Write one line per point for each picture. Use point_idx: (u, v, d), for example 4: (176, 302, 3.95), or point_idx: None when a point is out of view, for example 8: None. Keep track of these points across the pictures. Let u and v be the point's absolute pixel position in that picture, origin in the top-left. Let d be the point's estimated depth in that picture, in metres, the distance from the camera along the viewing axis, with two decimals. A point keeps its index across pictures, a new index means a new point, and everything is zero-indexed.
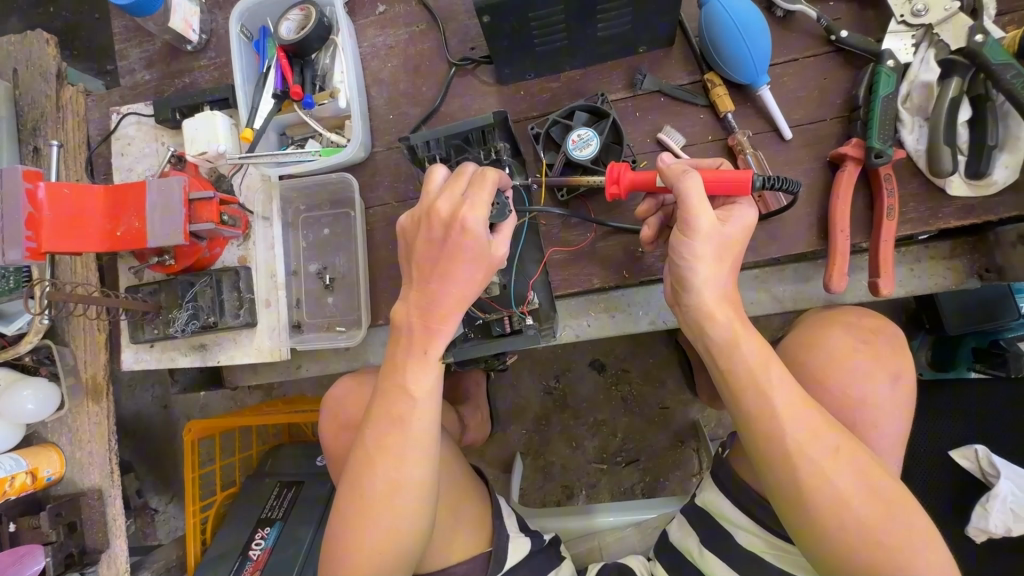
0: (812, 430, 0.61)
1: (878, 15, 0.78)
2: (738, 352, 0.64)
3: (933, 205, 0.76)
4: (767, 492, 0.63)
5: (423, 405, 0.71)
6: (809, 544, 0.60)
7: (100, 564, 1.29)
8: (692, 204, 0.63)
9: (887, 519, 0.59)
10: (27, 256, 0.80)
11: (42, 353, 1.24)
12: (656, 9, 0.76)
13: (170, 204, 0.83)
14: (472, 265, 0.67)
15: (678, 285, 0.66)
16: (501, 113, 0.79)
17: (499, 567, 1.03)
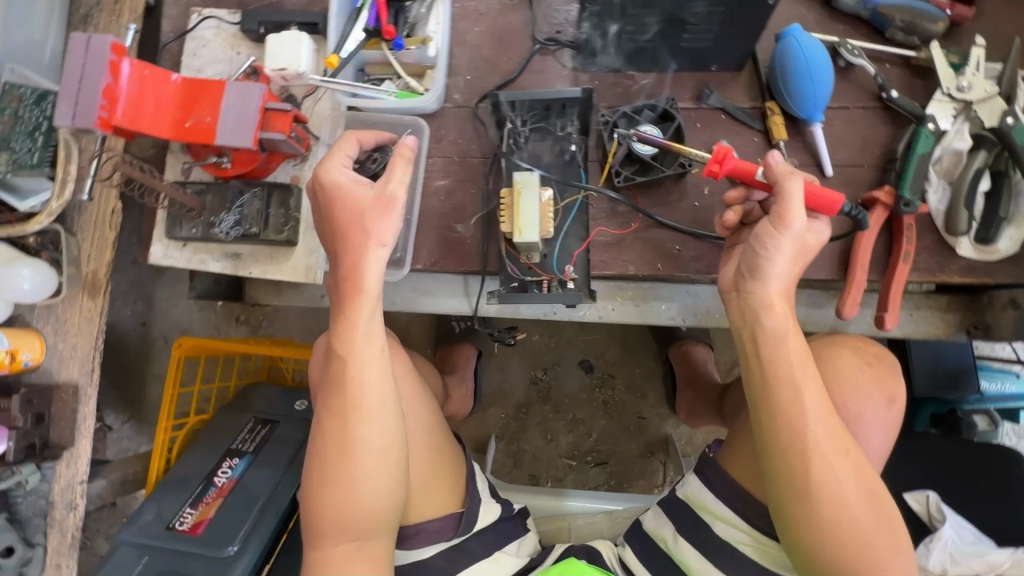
0: (830, 432, 0.70)
1: (925, 85, 0.87)
2: (784, 350, 0.73)
3: (943, 261, 0.84)
4: (772, 475, 0.72)
5: (361, 365, 0.84)
6: (805, 536, 0.70)
7: (59, 463, 1.17)
8: (792, 204, 0.73)
9: (872, 520, 0.70)
10: (97, 124, 0.78)
11: (48, 237, 1.15)
12: (740, 32, 0.83)
13: (248, 109, 0.85)
14: (355, 219, 0.83)
15: (752, 272, 0.76)
16: (587, 93, 0.87)
17: (471, 526, 1.01)
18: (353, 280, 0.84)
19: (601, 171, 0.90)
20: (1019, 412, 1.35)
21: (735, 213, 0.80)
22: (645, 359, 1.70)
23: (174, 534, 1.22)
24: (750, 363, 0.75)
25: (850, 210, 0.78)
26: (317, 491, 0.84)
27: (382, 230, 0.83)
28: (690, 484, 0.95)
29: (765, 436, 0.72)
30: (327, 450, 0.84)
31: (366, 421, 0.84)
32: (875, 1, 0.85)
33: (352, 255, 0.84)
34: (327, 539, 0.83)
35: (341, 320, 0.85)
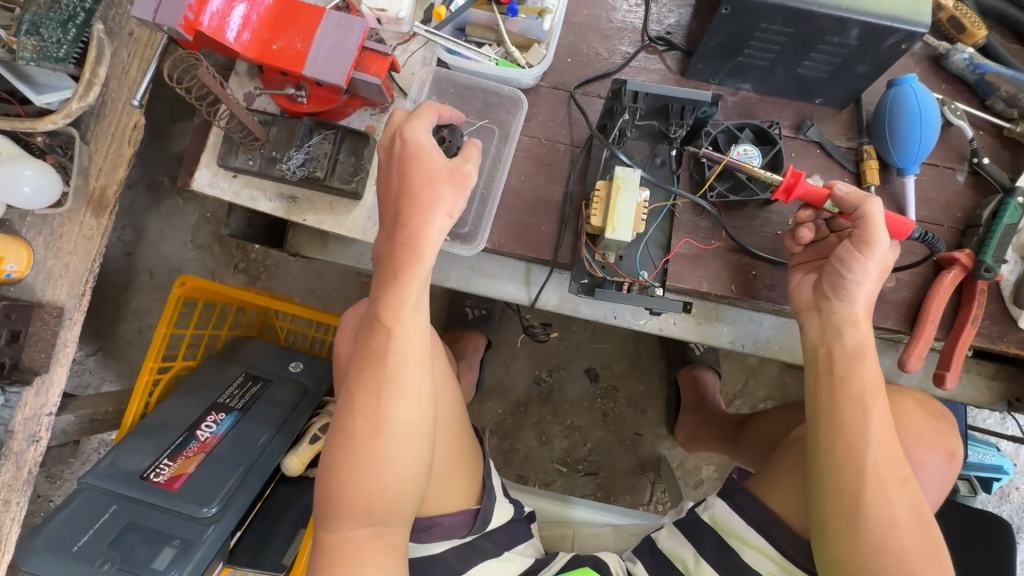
0: (890, 457, 0.71)
1: (1011, 159, 0.90)
2: (858, 369, 0.74)
3: (1003, 329, 0.86)
4: (830, 501, 0.71)
5: (407, 333, 0.73)
6: (852, 560, 0.69)
7: (29, 389, 0.99)
8: (876, 229, 0.73)
9: (924, 553, 0.69)
10: (180, 25, 0.72)
11: (58, 139, 0.99)
12: (859, 71, 0.83)
13: (345, 44, 0.78)
14: (426, 182, 0.72)
15: (836, 293, 0.77)
16: (718, 101, 0.79)
17: (484, 526, 0.97)
18: (413, 241, 0.72)
19: (690, 178, 0.89)
20: (996, 482, 1.42)
21: (810, 233, 0.81)
22: (651, 376, 1.69)
23: (150, 486, 1.04)
24: (822, 379, 0.76)
25: (921, 233, 0.81)
26: (334, 468, 0.73)
27: (450, 206, 0.72)
28: (715, 507, 0.93)
29: (822, 451, 0.72)
30: (352, 424, 0.73)
31: (403, 397, 0.73)
32: (985, 67, 0.87)
33: (415, 219, 0.71)
34: (340, 522, 0.73)
35: (391, 281, 0.73)
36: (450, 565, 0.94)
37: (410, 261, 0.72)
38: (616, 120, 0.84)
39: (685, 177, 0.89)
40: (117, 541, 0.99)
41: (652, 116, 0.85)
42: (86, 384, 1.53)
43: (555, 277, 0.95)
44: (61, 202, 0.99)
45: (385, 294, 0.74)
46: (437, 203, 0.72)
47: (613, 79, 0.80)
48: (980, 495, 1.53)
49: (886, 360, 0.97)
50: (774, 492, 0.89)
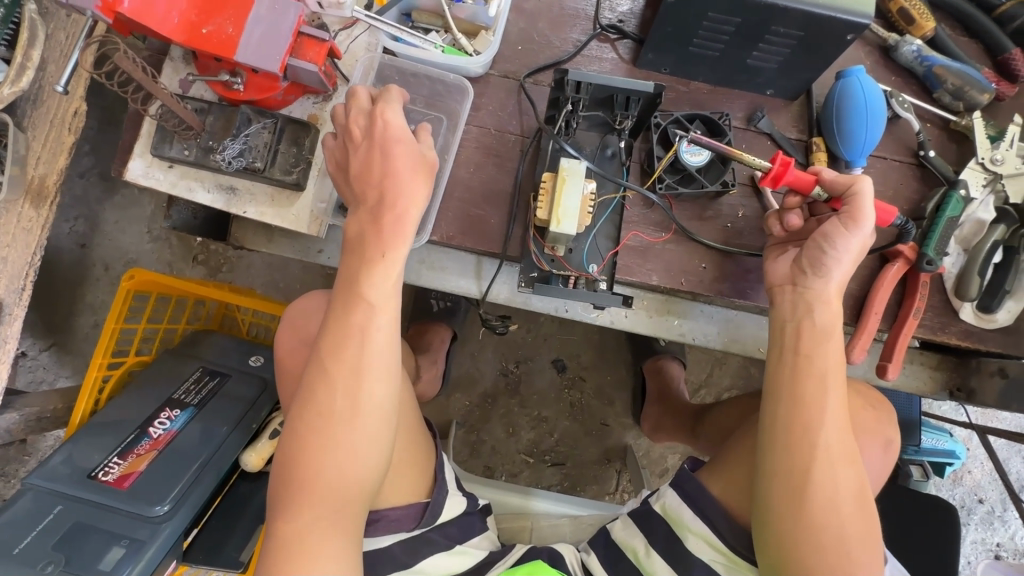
0: (842, 440, 0.70)
1: (957, 151, 0.90)
2: (823, 349, 0.72)
3: (944, 320, 0.87)
4: (779, 482, 0.69)
5: (384, 310, 0.72)
6: (791, 542, 0.68)
7: None
8: (865, 209, 0.72)
9: (862, 534, 0.69)
10: (97, 7, 0.68)
11: None
12: (807, 61, 0.82)
13: (278, 29, 0.75)
14: (410, 168, 0.73)
15: (813, 269, 0.75)
16: (660, 92, 0.79)
17: (433, 520, 0.95)
18: (392, 221, 0.71)
19: (640, 170, 0.88)
20: (948, 467, 1.46)
21: (797, 218, 0.79)
22: (618, 367, 1.69)
23: (95, 485, 1.00)
24: (785, 356, 0.74)
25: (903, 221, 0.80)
26: (299, 447, 0.69)
27: (421, 199, 0.74)
28: (667, 496, 0.93)
29: (777, 430, 0.71)
30: (320, 403, 0.69)
31: (379, 378, 0.71)
32: (932, 60, 0.87)
33: (396, 199, 0.72)
34: (298, 509, 0.67)
35: (371, 257, 0.72)
36: (397, 559, 0.91)
37: (390, 240, 0.72)
38: (560, 110, 0.85)
39: (635, 170, 0.88)
40: (62, 542, 0.94)
41: (598, 107, 0.85)
42: (40, 380, 1.47)
43: (505, 270, 0.93)
44: None
45: (364, 271, 0.72)
46: (405, 192, 0.73)
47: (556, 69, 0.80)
48: (933, 479, 1.58)
49: None
50: (722, 481, 0.89)
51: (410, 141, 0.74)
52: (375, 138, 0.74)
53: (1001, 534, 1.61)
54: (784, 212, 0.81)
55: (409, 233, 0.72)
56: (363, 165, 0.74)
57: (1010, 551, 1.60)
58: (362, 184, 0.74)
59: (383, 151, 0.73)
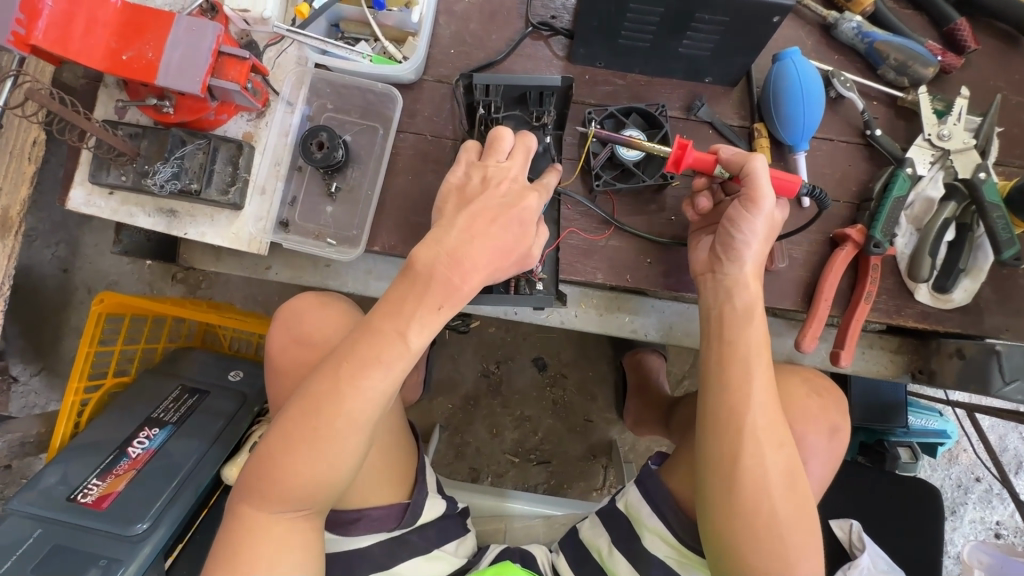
0: (770, 422, 0.70)
1: (906, 128, 0.88)
2: (745, 332, 0.73)
3: (900, 303, 0.85)
4: (710, 465, 0.70)
5: (414, 340, 0.67)
6: (722, 526, 0.69)
7: None
8: (760, 188, 0.73)
9: (794, 514, 0.69)
10: (10, 41, 0.69)
11: None
12: (740, 46, 0.80)
13: (197, 50, 0.75)
14: (496, 249, 0.68)
15: (726, 255, 0.76)
16: (568, 83, 0.79)
17: (414, 520, 0.86)
18: (453, 274, 0.66)
19: (577, 168, 0.87)
20: (939, 447, 1.42)
21: (707, 202, 0.80)
22: (599, 362, 1.68)
23: (75, 508, 0.95)
24: (712, 343, 0.75)
25: (809, 188, 0.78)
26: (280, 443, 0.66)
27: (501, 267, 0.69)
28: (629, 494, 0.93)
29: (707, 417, 0.72)
30: (311, 416, 0.65)
31: (376, 411, 0.66)
32: (873, 36, 0.84)
33: (468, 259, 0.67)
34: (269, 498, 0.67)
35: (415, 286, 0.66)
36: (378, 561, 0.83)
37: (448, 293, 0.66)
38: (476, 116, 0.83)
39: (572, 168, 0.87)
40: (42, 564, 0.90)
41: (516, 106, 0.84)
42: (32, 405, 1.40)
43: None
44: None
45: (410, 304, 0.66)
46: (486, 252, 0.68)
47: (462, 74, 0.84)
48: (926, 459, 1.54)
49: (790, 341, 0.97)
50: (677, 475, 0.88)
51: (533, 232, 0.72)
52: (511, 208, 0.69)
53: (1000, 512, 1.57)
54: (697, 196, 0.82)
55: (468, 294, 0.68)
56: (467, 218, 0.68)
57: (1010, 529, 1.56)
58: (457, 219, 0.68)
59: (495, 224, 0.68)
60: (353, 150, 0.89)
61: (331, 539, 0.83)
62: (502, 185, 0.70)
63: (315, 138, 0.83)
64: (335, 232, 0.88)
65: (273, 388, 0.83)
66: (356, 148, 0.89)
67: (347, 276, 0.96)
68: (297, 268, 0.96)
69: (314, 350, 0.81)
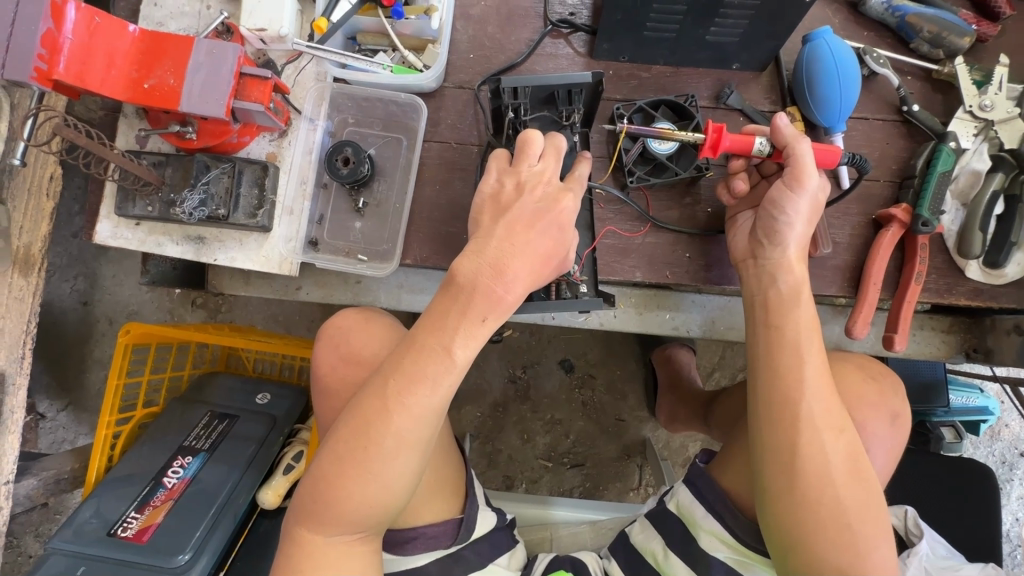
0: (826, 406, 0.68)
1: (944, 101, 0.85)
2: (791, 313, 0.71)
3: (951, 281, 0.83)
4: (773, 458, 0.67)
5: (458, 356, 0.64)
6: (787, 516, 0.66)
7: None
8: (805, 165, 0.72)
9: (860, 499, 0.66)
10: (33, 78, 0.67)
11: None
12: (768, 32, 0.79)
13: (218, 73, 0.74)
14: (537, 257, 0.66)
15: (769, 238, 0.75)
16: (599, 79, 0.76)
17: (468, 535, 0.84)
18: (495, 285, 0.64)
19: (608, 167, 0.85)
20: (984, 424, 1.37)
21: (744, 183, 0.79)
22: (627, 360, 1.65)
23: (114, 542, 0.91)
24: (759, 330, 0.73)
25: (850, 158, 0.77)
26: (329, 466, 0.64)
27: (542, 276, 0.67)
28: (680, 495, 0.90)
29: (760, 404, 0.69)
30: (360, 437, 0.63)
31: (425, 431, 0.64)
32: (904, 9, 0.82)
33: (510, 269, 0.64)
34: (321, 522, 0.64)
35: (456, 299, 0.64)
36: None
37: (491, 305, 0.64)
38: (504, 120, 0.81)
39: (602, 166, 0.86)
40: None
41: (543, 107, 0.82)
42: (62, 441, 1.39)
43: None
44: None
45: (453, 319, 0.64)
46: (526, 264, 0.65)
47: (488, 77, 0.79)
48: (968, 438, 1.50)
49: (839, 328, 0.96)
50: (729, 469, 0.86)
51: (572, 235, 0.69)
52: (550, 212, 0.67)
53: None
54: (732, 178, 0.80)
55: (512, 304, 0.65)
56: (508, 225, 0.66)
57: None
58: (494, 227, 0.67)
59: (524, 228, 0.66)
60: (378, 163, 0.87)
61: (388, 559, 0.82)
62: (541, 190, 0.68)
63: (344, 154, 0.82)
64: (365, 248, 0.86)
65: (322, 409, 0.82)
66: (381, 161, 0.87)
67: (381, 291, 0.95)
68: (327, 288, 0.95)
69: (363, 369, 0.79)
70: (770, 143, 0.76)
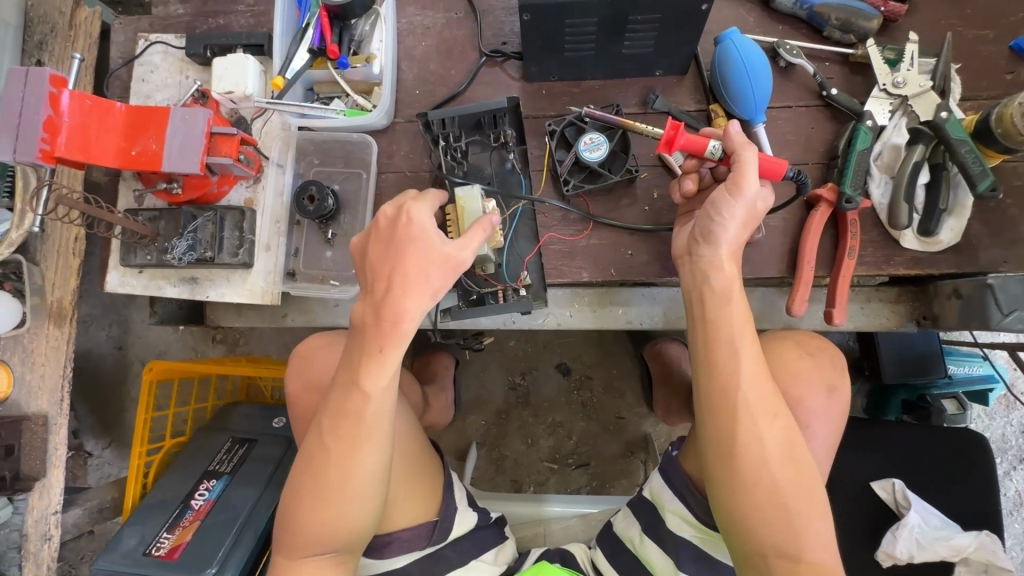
0: (761, 395, 0.71)
1: (864, 82, 0.89)
2: (725, 311, 0.75)
3: (887, 253, 0.86)
4: (711, 448, 0.71)
5: (374, 378, 0.72)
6: (728, 501, 0.70)
7: (33, 493, 1.09)
8: (747, 173, 0.75)
9: (795, 482, 0.69)
10: (39, 158, 0.79)
11: (11, 267, 1.07)
12: (678, 40, 0.85)
13: (193, 136, 0.85)
14: (419, 270, 0.71)
15: (704, 238, 0.78)
16: (514, 101, 0.91)
17: (445, 535, 0.91)
18: (379, 310, 0.71)
19: (545, 176, 0.93)
20: (991, 393, 1.33)
21: (692, 184, 0.84)
22: (623, 359, 1.69)
23: (149, 560, 1.02)
24: (697, 327, 0.76)
25: (795, 173, 0.81)
26: (296, 486, 0.73)
27: (436, 283, 0.72)
28: (653, 481, 0.94)
29: (699, 397, 0.74)
30: (317, 458, 0.72)
31: (368, 447, 0.72)
32: (810, 1, 0.87)
33: (387, 293, 0.71)
34: (294, 537, 0.73)
35: (362, 330, 0.73)
36: None
37: (383, 328, 0.71)
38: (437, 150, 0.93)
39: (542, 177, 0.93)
40: None
41: (475, 133, 0.94)
42: (109, 475, 1.52)
43: (447, 292, 0.98)
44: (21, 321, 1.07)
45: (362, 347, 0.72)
46: (414, 280, 0.71)
47: (419, 114, 0.91)
48: (978, 409, 1.46)
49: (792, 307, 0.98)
50: (688, 455, 0.90)
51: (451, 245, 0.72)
52: (400, 234, 0.71)
53: None
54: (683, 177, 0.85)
55: (403, 320, 0.71)
56: (379, 254, 0.73)
57: None
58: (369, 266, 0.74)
59: (397, 259, 0.71)
60: (342, 198, 0.96)
61: (369, 562, 0.89)
62: (391, 220, 0.73)
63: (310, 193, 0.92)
64: (337, 274, 0.96)
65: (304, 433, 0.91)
66: (344, 195, 0.97)
67: None
68: (311, 314, 1.04)
69: None
70: (722, 148, 0.80)
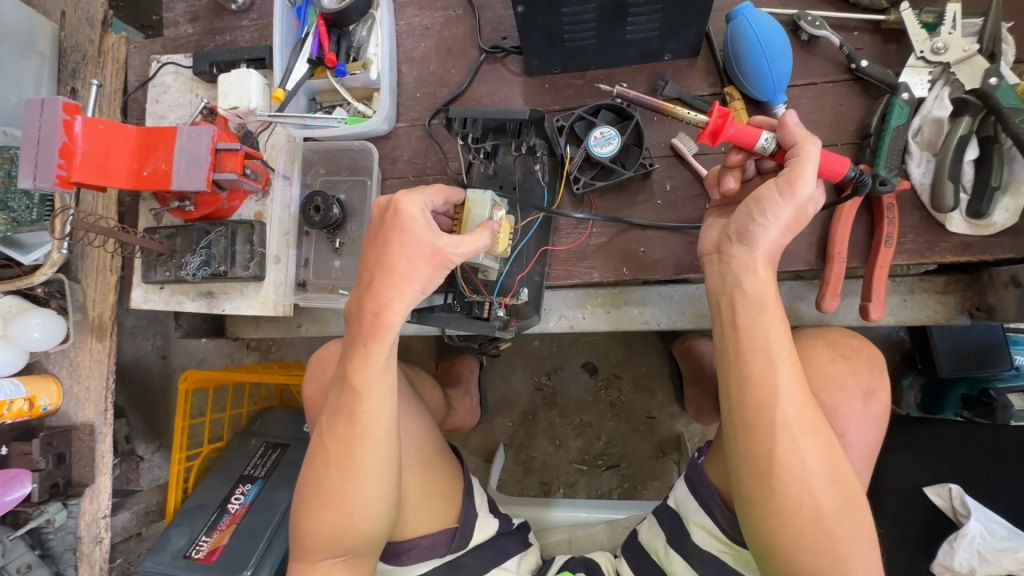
0: (802, 411, 0.64)
1: (900, 50, 0.81)
2: (759, 319, 0.67)
3: (932, 239, 0.77)
4: (741, 466, 0.65)
5: (380, 391, 0.71)
6: (763, 524, 0.64)
7: (84, 499, 1.15)
8: (803, 170, 0.66)
9: (838, 504, 0.63)
10: (56, 183, 0.81)
11: (55, 286, 1.13)
12: (685, 20, 0.79)
13: (199, 154, 0.86)
14: (400, 264, 0.68)
15: (740, 237, 0.70)
16: (539, 116, 0.82)
17: (464, 543, 0.89)
18: (373, 312, 0.69)
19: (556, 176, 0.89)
20: None
21: (734, 181, 0.75)
22: (652, 357, 1.62)
23: (189, 562, 1.06)
24: (726, 333, 0.69)
25: (857, 174, 0.70)
26: (308, 503, 0.72)
27: (418, 280, 0.69)
28: (678, 490, 0.89)
29: (728, 409, 0.67)
30: (327, 474, 0.71)
31: (377, 459, 0.72)
32: None
33: (378, 294, 0.69)
34: (309, 551, 0.73)
35: (364, 342, 0.70)
36: None
37: (377, 329, 0.70)
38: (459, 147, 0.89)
39: (550, 177, 0.89)
40: None
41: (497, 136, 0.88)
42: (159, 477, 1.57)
43: None
44: (66, 337, 1.13)
45: (366, 357, 0.71)
46: (396, 274, 0.69)
47: (441, 107, 0.87)
48: None
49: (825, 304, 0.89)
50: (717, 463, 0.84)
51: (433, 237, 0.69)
52: (385, 228, 0.69)
53: None
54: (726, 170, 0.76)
55: (390, 318, 0.69)
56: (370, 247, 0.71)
57: None
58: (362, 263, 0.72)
59: (382, 249, 0.69)
60: (349, 207, 0.96)
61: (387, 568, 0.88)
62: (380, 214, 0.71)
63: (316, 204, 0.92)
64: (346, 283, 0.96)
65: None
66: (351, 204, 0.96)
67: None
68: (327, 323, 1.05)
69: None
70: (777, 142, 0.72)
